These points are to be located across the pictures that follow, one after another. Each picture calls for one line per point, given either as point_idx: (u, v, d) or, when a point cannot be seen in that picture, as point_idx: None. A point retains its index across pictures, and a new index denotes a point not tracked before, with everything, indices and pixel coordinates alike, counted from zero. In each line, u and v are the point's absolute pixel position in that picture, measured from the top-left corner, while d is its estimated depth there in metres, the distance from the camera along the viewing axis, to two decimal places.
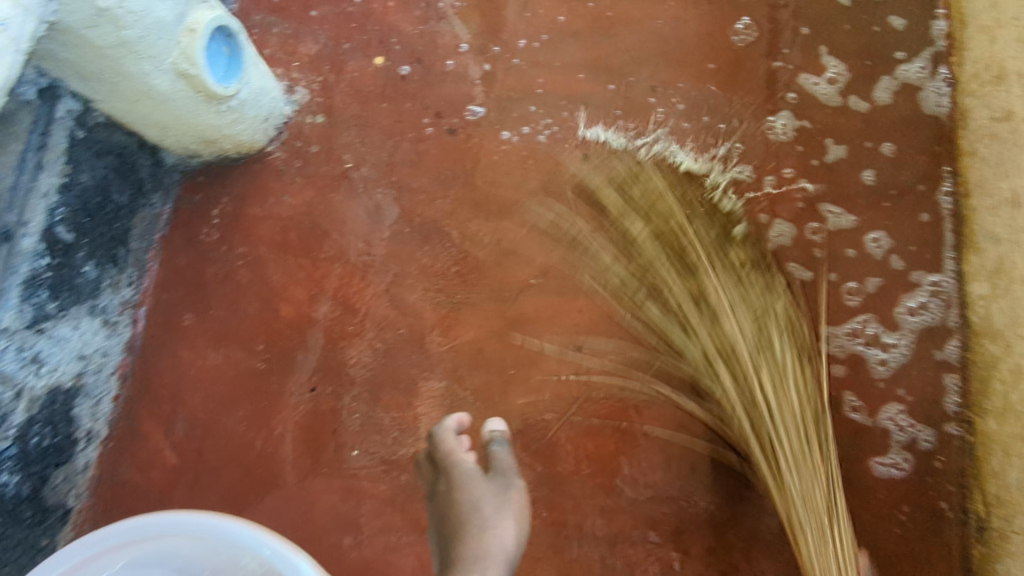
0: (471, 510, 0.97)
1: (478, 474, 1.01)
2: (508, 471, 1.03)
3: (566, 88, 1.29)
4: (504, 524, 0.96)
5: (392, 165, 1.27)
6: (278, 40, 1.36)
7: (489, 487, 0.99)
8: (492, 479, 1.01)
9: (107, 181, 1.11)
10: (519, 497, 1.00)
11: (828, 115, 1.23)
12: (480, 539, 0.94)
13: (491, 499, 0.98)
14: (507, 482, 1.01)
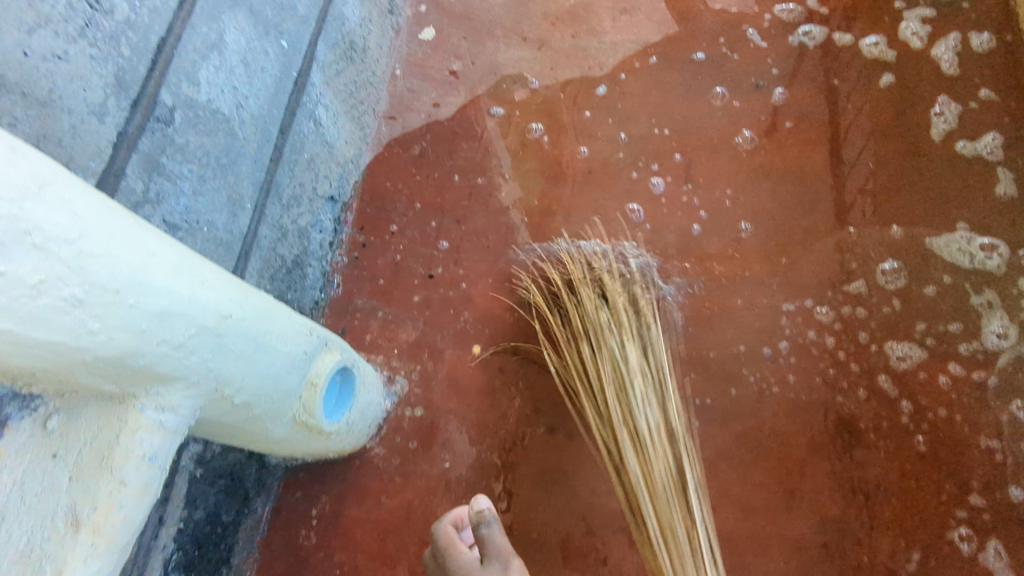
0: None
1: (476, 566, 1.05)
2: (504, 553, 1.06)
3: (669, 384, 1.25)
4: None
5: (492, 466, 1.27)
6: (380, 324, 1.40)
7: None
8: (490, 566, 1.05)
9: (217, 506, 1.13)
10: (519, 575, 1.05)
11: (951, 424, 1.18)
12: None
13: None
14: (504, 566, 1.04)
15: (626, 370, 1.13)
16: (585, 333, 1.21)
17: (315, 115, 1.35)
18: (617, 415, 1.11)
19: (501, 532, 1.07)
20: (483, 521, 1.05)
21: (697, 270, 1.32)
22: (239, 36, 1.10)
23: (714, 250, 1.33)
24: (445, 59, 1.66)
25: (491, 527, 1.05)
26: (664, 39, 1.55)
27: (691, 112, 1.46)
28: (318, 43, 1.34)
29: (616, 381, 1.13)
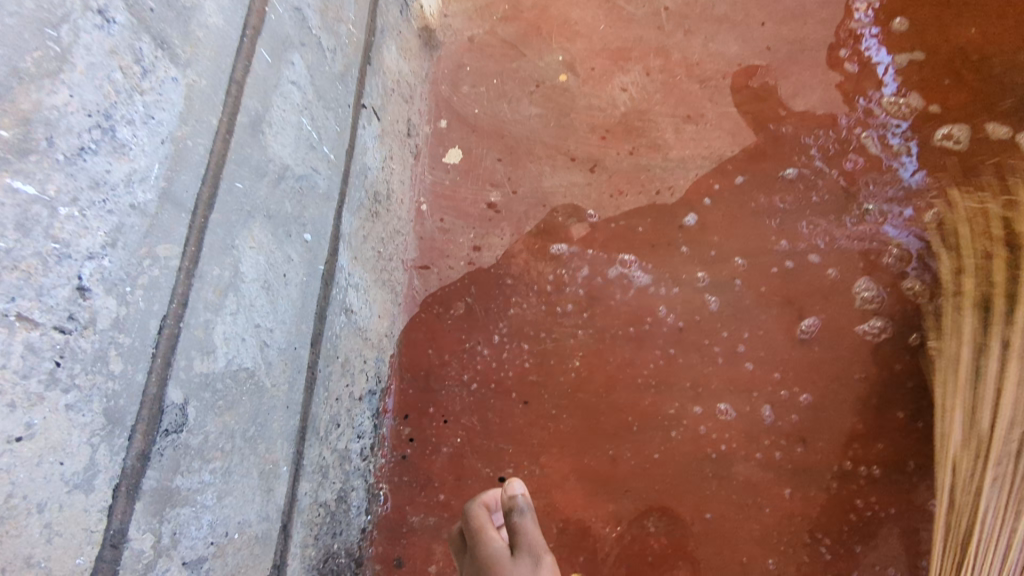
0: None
1: (506, 556, 0.89)
2: (537, 547, 0.90)
3: None
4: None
5: None
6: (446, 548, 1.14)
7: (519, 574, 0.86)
8: (521, 559, 0.88)
9: None
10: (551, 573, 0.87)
11: None
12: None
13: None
14: (536, 561, 0.88)
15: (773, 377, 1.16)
16: (936, 353, 1.09)
17: (346, 303, 1.08)
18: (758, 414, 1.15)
19: (528, 523, 0.91)
20: (515, 507, 0.93)
21: (837, 455, 1.11)
22: (258, 257, 0.83)
23: (852, 429, 1.12)
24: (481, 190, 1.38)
25: (525, 515, 0.92)
26: (744, 153, 1.32)
27: (794, 247, 1.23)
28: (343, 214, 1.07)
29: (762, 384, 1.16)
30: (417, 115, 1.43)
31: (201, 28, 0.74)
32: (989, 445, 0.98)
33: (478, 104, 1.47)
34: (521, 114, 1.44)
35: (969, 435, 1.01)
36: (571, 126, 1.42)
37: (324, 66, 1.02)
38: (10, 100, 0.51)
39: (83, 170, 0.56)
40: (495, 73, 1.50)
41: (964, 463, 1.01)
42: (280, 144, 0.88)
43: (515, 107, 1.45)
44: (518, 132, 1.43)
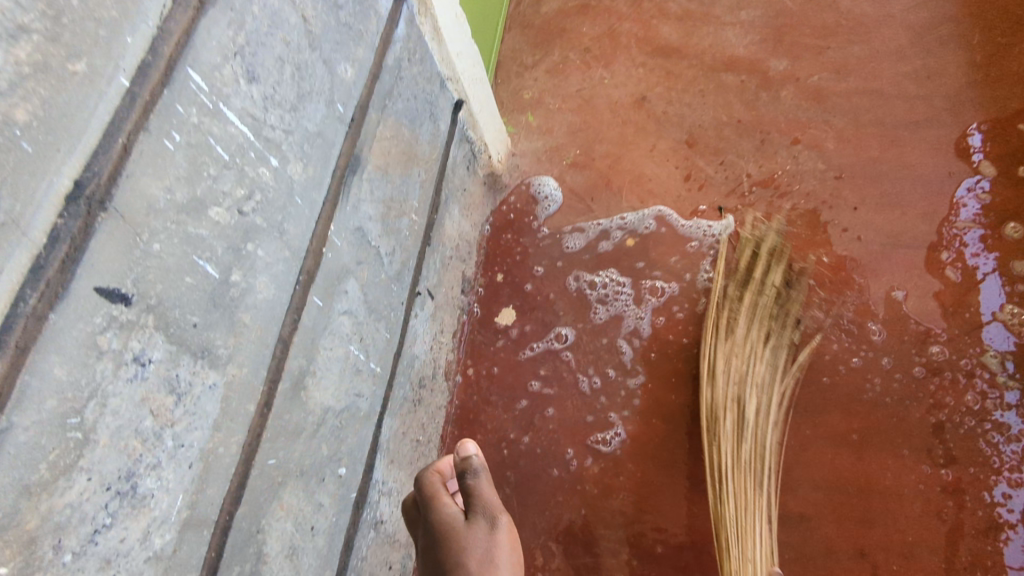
0: (458, 551, 0.85)
1: (461, 520, 0.88)
2: (492, 509, 0.89)
3: None
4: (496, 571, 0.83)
5: None
6: None
7: (474, 535, 0.86)
8: (476, 522, 0.87)
9: None
10: (507, 530, 0.87)
11: None
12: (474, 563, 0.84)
13: (480, 544, 0.85)
14: (491, 522, 0.88)
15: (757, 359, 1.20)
16: (760, 298, 1.24)
17: (377, 517, 1.02)
18: (743, 385, 1.17)
19: (482, 486, 0.89)
20: (469, 469, 0.90)
21: (740, 403, 1.16)
22: (284, 526, 0.77)
23: (731, 397, 1.16)
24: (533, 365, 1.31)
25: (479, 477, 0.90)
26: (821, 362, 1.22)
27: (872, 486, 1.12)
28: (384, 422, 1.01)
29: (755, 348, 1.20)
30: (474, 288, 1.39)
31: (249, 309, 0.67)
32: (765, 379, 1.18)
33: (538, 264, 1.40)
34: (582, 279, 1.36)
35: (771, 367, 1.19)
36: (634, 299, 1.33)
37: (381, 275, 0.96)
38: (14, 526, 0.44)
39: (94, 555, 0.51)
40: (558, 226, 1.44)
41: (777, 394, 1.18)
42: (323, 390, 0.82)
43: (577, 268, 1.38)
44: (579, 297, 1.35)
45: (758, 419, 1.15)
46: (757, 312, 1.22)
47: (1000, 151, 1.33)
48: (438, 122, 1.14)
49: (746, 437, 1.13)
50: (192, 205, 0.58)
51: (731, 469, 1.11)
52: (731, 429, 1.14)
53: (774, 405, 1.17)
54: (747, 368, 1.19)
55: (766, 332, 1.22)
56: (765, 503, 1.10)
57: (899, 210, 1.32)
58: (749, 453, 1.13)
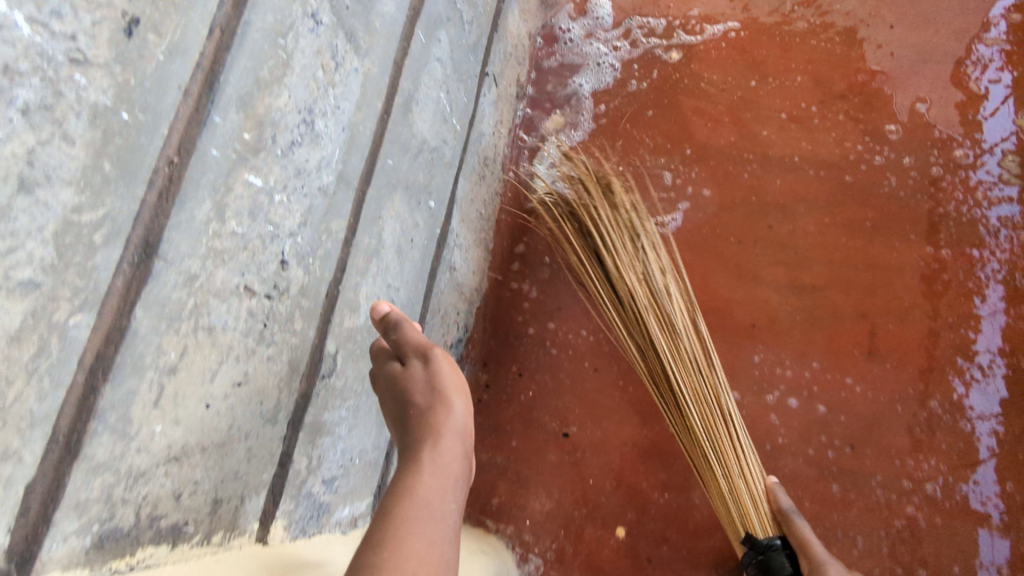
0: (406, 402, 0.82)
1: (401, 370, 0.84)
2: (422, 346, 0.85)
3: None
4: (446, 401, 0.82)
5: None
6: (507, 486, 1.27)
7: (414, 378, 0.83)
8: (411, 364, 0.83)
9: None
10: (444, 356, 0.85)
11: None
12: (428, 426, 0.80)
13: (423, 385, 0.82)
14: (424, 358, 0.84)
15: (650, 264, 1.19)
16: (603, 193, 1.25)
17: (450, 262, 1.18)
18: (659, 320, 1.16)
19: (410, 329, 0.85)
20: (389, 324, 0.85)
21: (637, 320, 1.17)
22: (394, 225, 0.93)
23: (637, 317, 1.17)
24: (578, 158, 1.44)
25: (401, 327, 0.84)
26: (845, 161, 1.34)
27: (880, 263, 1.27)
28: (459, 181, 1.16)
29: (631, 241, 1.20)
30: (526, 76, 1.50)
31: (379, 15, 0.79)
32: (646, 269, 1.18)
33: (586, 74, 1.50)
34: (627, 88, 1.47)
35: (641, 263, 1.19)
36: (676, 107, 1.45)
37: (463, 40, 1.07)
38: (252, 106, 0.59)
39: (291, 161, 0.66)
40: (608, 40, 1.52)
41: (655, 283, 1.17)
42: (422, 121, 0.96)
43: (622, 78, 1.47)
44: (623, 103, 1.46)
45: (645, 300, 1.16)
46: (613, 247, 1.20)
47: None
48: None
49: (661, 331, 1.14)
50: None
51: (682, 381, 1.11)
52: (655, 346, 1.14)
53: (660, 283, 1.17)
54: (627, 271, 1.18)
55: (633, 224, 1.23)
56: (716, 390, 1.12)
57: (932, 29, 1.40)
58: (677, 345, 1.14)
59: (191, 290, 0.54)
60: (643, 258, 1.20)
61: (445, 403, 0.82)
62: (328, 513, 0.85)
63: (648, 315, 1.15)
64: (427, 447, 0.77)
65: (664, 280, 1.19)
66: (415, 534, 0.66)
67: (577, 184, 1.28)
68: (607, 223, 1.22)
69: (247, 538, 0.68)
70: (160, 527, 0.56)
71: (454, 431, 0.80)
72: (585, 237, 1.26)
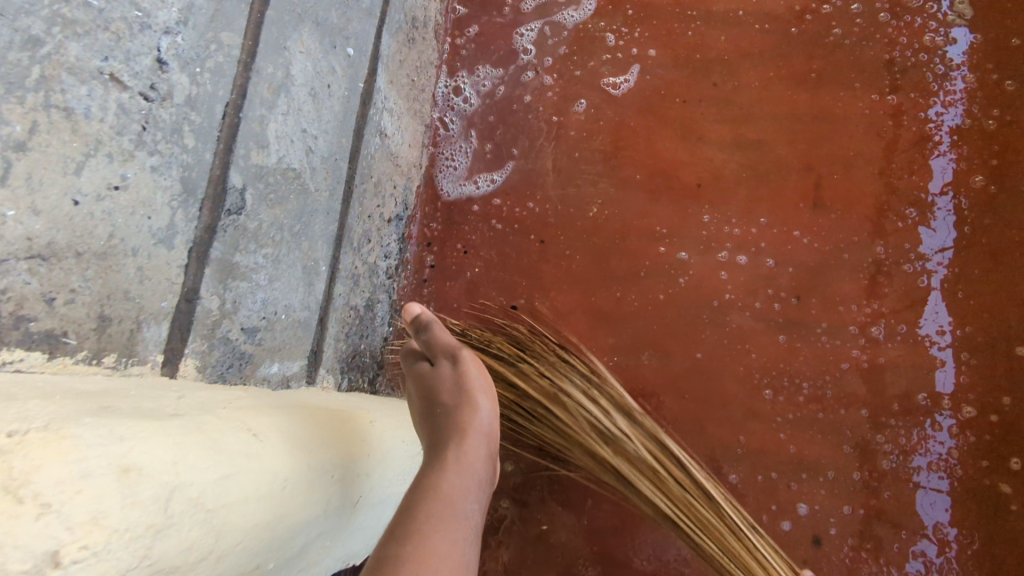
0: (435, 399, 0.93)
1: (432, 373, 0.96)
2: (451, 347, 0.98)
3: (790, 449, 1.14)
4: (471, 397, 0.91)
5: (594, 531, 1.19)
6: None
7: (443, 379, 0.94)
8: (440, 366, 0.95)
9: None
10: (472, 360, 0.96)
11: None
12: (456, 426, 0.88)
13: (451, 385, 0.93)
14: (454, 358, 0.97)
15: (545, 378, 1.09)
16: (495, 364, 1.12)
17: (380, 126, 1.12)
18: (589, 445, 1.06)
19: (441, 332, 1.00)
20: (421, 324, 1.02)
21: (584, 450, 1.06)
22: (305, 62, 0.86)
23: (602, 471, 1.06)
24: (529, 33, 1.35)
25: (431, 326, 1.02)
26: (791, 13, 1.29)
27: (825, 114, 1.24)
28: (383, 35, 1.07)
29: (544, 401, 1.08)
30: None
31: None
32: (526, 389, 1.09)
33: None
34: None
35: (545, 400, 1.08)
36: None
37: None
38: None
39: None
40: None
41: (585, 427, 1.05)
42: None
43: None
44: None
45: (581, 446, 1.06)
46: (519, 392, 1.09)
47: None
48: None
49: (619, 465, 1.03)
50: None
51: (652, 495, 1.01)
52: (618, 480, 1.04)
53: (595, 427, 1.04)
54: (551, 418, 1.08)
55: (532, 384, 1.10)
56: (650, 457, 1.02)
57: None
58: (652, 494, 1.01)
59: (34, 57, 0.48)
60: (526, 391, 1.09)
61: (472, 405, 0.90)
62: (252, 365, 0.81)
63: (602, 466, 1.06)
64: (453, 442, 0.85)
65: (571, 407, 1.06)
66: (436, 514, 0.70)
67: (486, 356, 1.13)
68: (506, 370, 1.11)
69: (150, 367, 0.63)
70: (31, 330, 0.51)
71: (478, 430, 0.87)
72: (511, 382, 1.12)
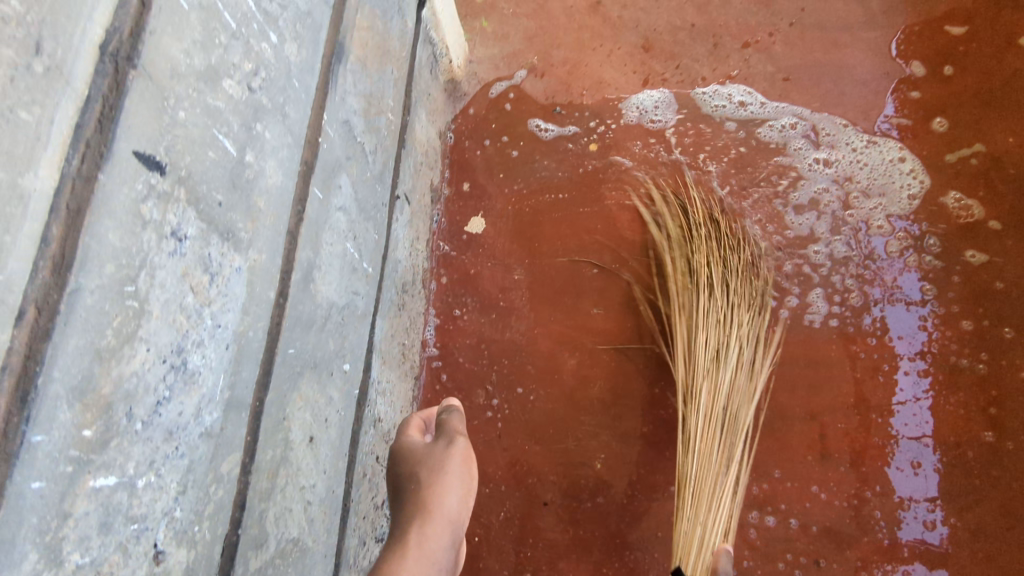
0: (413, 471, 0.94)
1: (421, 444, 0.98)
2: (453, 432, 0.99)
3: None
4: (446, 478, 0.92)
5: None
6: None
7: (432, 451, 0.96)
8: (436, 443, 0.97)
9: None
10: (464, 446, 0.97)
11: None
12: (422, 512, 0.90)
13: (436, 459, 0.94)
14: (449, 440, 0.97)
15: (733, 311, 1.22)
16: (713, 245, 1.26)
17: (375, 414, 1.04)
18: (729, 365, 1.19)
19: (446, 414, 1.03)
20: (446, 408, 1.04)
21: (709, 361, 1.19)
22: (304, 415, 0.78)
23: (706, 409, 1.16)
24: (789, 128, 1.39)
25: (452, 412, 1.03)
26: (778, 251, 1.31)
27: (817, 356, 1.25)
28: (376, 324, 1.02)
29: (733, 310, 1.22)
30: (723, 97, 1.44)
31: (263, 194, 0.66)
32: (732, 307, 1.23)
33: (672, 111, 1.44)
34: (788, 120, 1.40)
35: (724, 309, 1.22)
36: (901, 198, 1.32)
37: (368, 173, 0.95)
38: (92, 390, 0.44)
39: (159, 425, 0.51)
40: (670, 97, 1.45)
41: (707, 317, 1.22)
42: (327, 285, 0.83)
43: (854, 149, 1.36)
44: (841, 130, 1.39)
45: (745, 328, 1.21)
46: (711, 281, 1.24)
47: (922, 48, 1.44)
48: (405, 18, 1.11)
49: (723, 370, 1.18)
50: (209, 73, 0.55)
51: (716, 415, 1.16)
52: (723, 400, 1.17)
53: (719, 314, 1.22)
54: (734, 347, 1.20)
55: (724, 280, 1.24)
56: (753, 373, 1.20)
57: (838, 108, 1.41)
58: (717, 397, 1.16)
59: None
60: (732, 278, 1.24)
61: (444, 491, 0.91)
62: None
63: (701, 384, 1.17)
64: (416, 529, 0.88)
65: (733, 313, 1.22)
66: None
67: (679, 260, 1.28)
68: (712, 267, 1.25)
69: None
70: None
71: (444, 518, 0.89)
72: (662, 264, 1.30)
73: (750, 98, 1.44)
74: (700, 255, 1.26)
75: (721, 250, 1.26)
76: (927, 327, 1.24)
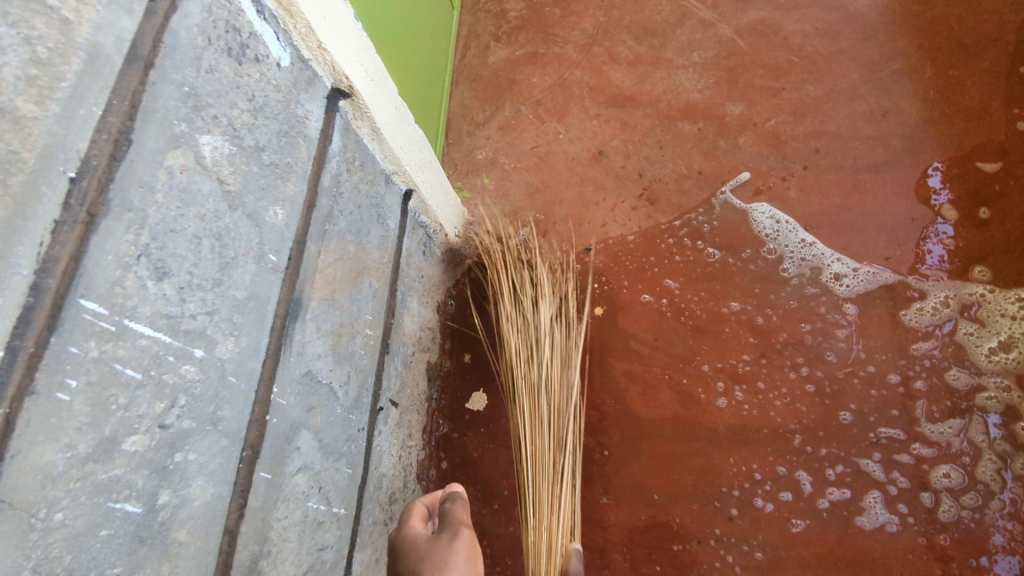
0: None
1: (420, 543, 0.77)
2: (456, 524, 0.79)
3: None
4: None
5: None
6: None
7: (432, 549, 0.75)
8: (439, 536, 0.77)
9: None
10: (469, 544, 0.76)
11: None
12: None
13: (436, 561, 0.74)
14: (452, 534, 0.77)
15: (544, 356, 1.24)
16: (522, 296, 1.31)
17: None
18: (535, 394, 1.21)
19: (449, 505, 0.83)
20: (448, 497, 0.85)
21: (528, 405, 1.20)
22: None
23: (534, 451, 1.17)
24: (938, 302, 1.24)
25: (456, 501, 0.84)
26: (805, 431, 1.20)
27: (859, 558, 1.12)
28: (354, 559, 0.95)
29: (540, 355, 1.24)
30: (815, 259, 1.31)
31: (184, 523, 0.61)
32: (550, 363, 1.24)
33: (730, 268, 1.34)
34: (934, 292, 1.25)
35: (543, 345, 1.25)
36: None
37: (336, 410, 0.90)
38: None
39: None
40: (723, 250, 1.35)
41: (529, 360, 1.24)
42: (282, 564, 0.77)
43: (1013, 317, 1.21)
44: (1001, 301, 1.22)
45: (545, 371, 1.23)
46: (546, 326, 1.27)
47: (957, 190, 1.31)
48: (386, 221, 1.08)
49: (533, 411, 1.20)
50: (100, 448, 0.52)
51: (534, 442, 1.17)
52: (547, 434, 1.17)
53: (542, 362, 1.23)
54: (545, 394, 1.21)
55: (562, 330, 1.29)
56: (568, 409, 1.20)
57: (865, 260, 1.30)
58: (540, 428, 1.18)
59: None
60: (540, 326, 1.27)
61: None
62: None
63: (536, 414, 1.19)
64: None
65: (542, 367, 1.23)
66: None
67: (513, 302, 1.31)
68: (528, 317, 1.28)
69: None
70: None
71: None
72: (510, 300, 1.31)
73: (843, 266, 1.30)
74: (528, 306, 1.30)
75: (525, 299, 1.30)
76: (998, 530, 1.11)
